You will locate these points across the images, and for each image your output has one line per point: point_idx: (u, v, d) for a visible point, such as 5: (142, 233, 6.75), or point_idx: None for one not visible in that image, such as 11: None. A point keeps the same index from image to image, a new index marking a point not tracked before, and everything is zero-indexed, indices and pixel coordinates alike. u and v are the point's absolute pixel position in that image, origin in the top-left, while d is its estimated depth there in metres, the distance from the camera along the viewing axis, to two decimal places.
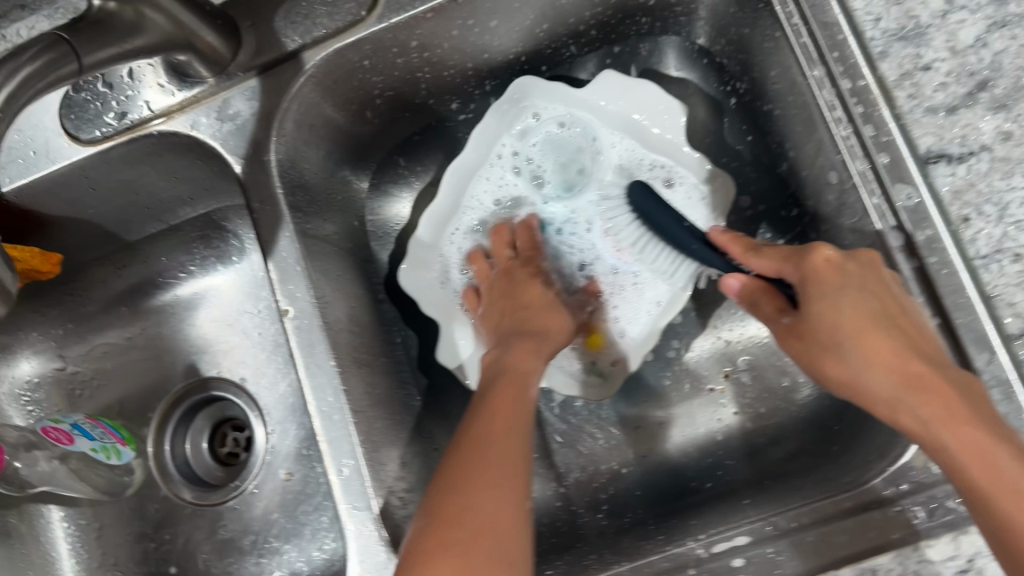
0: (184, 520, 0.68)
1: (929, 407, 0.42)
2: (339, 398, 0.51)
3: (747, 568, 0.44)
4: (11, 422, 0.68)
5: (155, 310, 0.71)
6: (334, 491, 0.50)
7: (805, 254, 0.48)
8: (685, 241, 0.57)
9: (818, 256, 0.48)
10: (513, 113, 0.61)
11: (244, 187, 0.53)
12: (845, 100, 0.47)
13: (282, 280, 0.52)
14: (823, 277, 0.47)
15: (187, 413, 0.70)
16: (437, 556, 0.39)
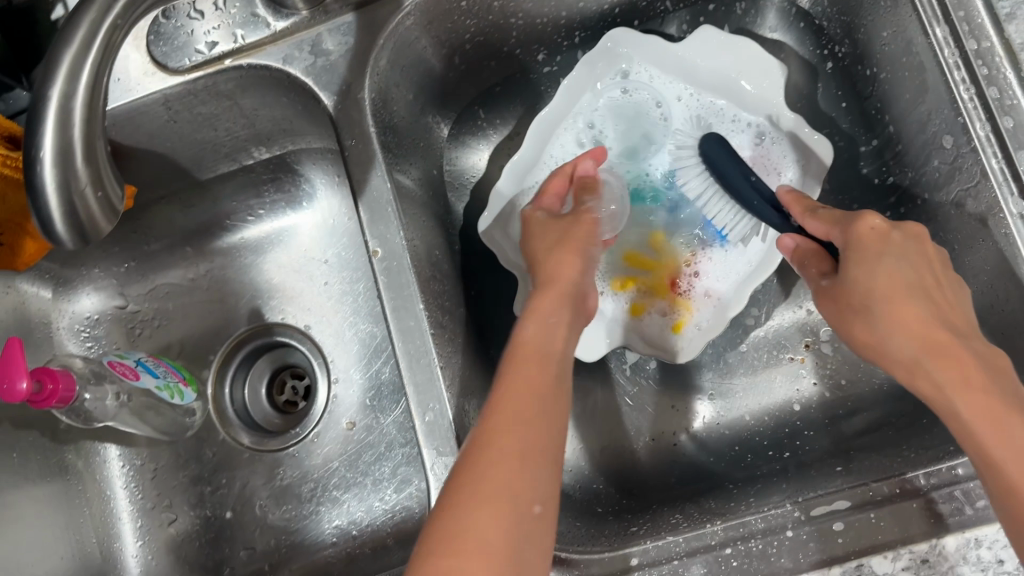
0: (242, 465, 0.67)
1: (945, 370, 0.44)
2: (426, 342, 0.50)
3: (849, 533, 0.43)
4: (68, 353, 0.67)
5: (220, 251, 0.70)
6: (419, 436, 0.48)
7: (850, 220, 0.49)
8: (748, 197, 0.57)
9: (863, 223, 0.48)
10: (604, 65, 0.60)
11: (337, 124, 0.52)
12: (968, 61, 0.46)
13: (372, 219, 0.51)
14: (868, 243, 0.48)
15: (248, 358, 0.69)
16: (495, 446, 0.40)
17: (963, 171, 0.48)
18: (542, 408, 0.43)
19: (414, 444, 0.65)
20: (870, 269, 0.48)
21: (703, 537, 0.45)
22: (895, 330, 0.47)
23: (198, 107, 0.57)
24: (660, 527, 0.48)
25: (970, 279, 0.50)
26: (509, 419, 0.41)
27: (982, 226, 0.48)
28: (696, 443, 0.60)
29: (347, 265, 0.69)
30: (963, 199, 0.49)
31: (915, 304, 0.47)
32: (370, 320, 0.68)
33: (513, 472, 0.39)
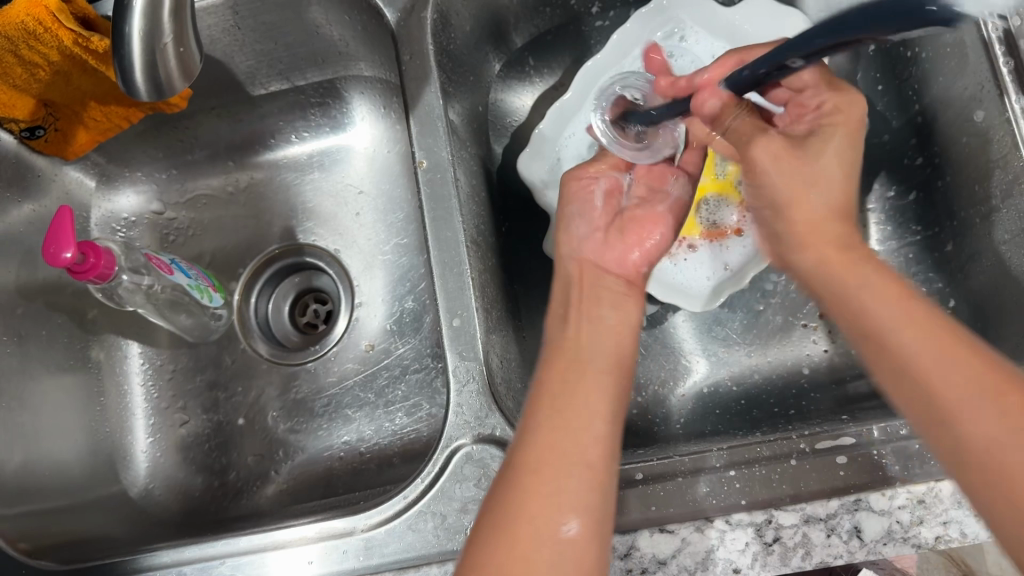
0: (259, 375, 0.68)
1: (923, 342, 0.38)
2: (460, 253, 0.52)
3: (850, 467, 0.45)
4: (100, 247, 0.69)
5: (260, 167, 0.72)
6: (445, 341, 0.50)
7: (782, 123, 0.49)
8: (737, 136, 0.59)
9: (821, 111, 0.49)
10: (657, 20, 0.62)
11: (397, 39, 0.54)
12: (1010, 36, 0.48)
13: (421, 131, 0.53)
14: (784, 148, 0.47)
15: (275, 274, 0.71)
16: (542, 437, 0.41)
17: (993, 143, 0.50)
18: (576, 408, 0.42)
19: (428, 371, 0.66)
20: (799, 152, 0.46)
21: (708, 460, 0.47)
22: (813, 239, 0.45)
23: (262, 15, 0.59)
24: (665, 451, 0.50)
25: (989, 251, 0.52)
26: (542, 432, 0.41)
27: (1007, 196, 0.49)
28: (702, 395, 0.61)
29: (383, 195, 0.70)
30: (990, 171, 0.51)
31: (824, 220, 0.45)
32: (398, 249, 0.69)
33: (548, 481, 0.39)
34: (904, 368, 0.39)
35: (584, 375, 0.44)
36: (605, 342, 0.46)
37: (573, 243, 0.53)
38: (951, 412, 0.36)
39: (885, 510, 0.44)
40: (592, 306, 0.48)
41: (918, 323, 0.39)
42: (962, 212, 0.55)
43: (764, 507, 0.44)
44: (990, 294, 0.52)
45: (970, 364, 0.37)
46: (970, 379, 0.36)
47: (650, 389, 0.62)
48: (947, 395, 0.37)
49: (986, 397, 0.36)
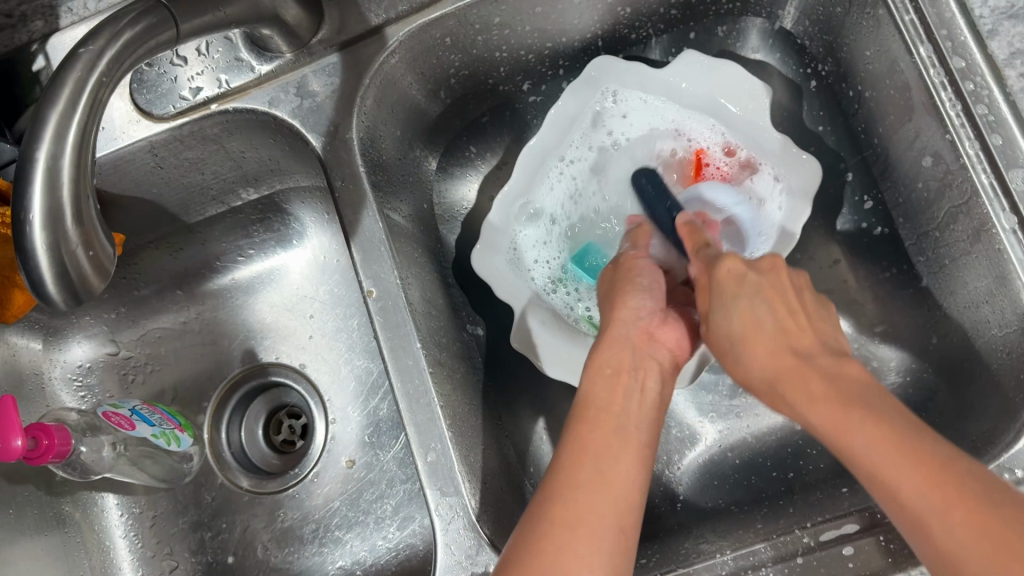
0: (241, 508, 0.66)
1: (857, 425, 0.39)
2: (425, 380, 0.50)
3: (859, 557, 0.43)
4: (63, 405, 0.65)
5: (211, 293, 0.70)
6: (422, 478, 0.48)
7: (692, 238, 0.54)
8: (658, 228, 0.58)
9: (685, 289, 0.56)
10: (592, 92, 0.60)
11: (325, 165, 0.52)
12: (954, 79, 0.46)
13: (366, 259, 0.51)
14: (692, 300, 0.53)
15: (242, 400, 0.68)
16: (542, 556, 0.38)
17: (955, 187, 0.48)
18: (617, 480, 0.42)
19: (415, 480, 0.64)
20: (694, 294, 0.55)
21: (713, 569, 0.44)
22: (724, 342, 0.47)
23: (184, 152, 0.57)
24: (667, 559, 0.48)
25: (966, 292, 0.50)
26: (571, 499, 0.41)
27: (975, 241, 0.48)
28: (700, 467, 0.59)
29: (340, 301, 0.68)
30: (955, 215, 0.49)
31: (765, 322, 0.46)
32: (365, 355, 0.67)
33: None
34: (873, 480, 0.38)
35: (604, 475, 0.42)
36: (643, 432, 0.45)
37: (636, 310, 0.50)
38: (901, 498, 0.37)
39: None
40: (645, 374, 0.48)
41: (863, 428, 0.39)
42: (931, 251, 0.53)
43: None
44: (974, 337, 0.50)
45: (933, 475, 0.36)
46: (930, 478, 0.36)
47: None
48: (891, 485, 0.37)
49: (939, 509, 0.35)
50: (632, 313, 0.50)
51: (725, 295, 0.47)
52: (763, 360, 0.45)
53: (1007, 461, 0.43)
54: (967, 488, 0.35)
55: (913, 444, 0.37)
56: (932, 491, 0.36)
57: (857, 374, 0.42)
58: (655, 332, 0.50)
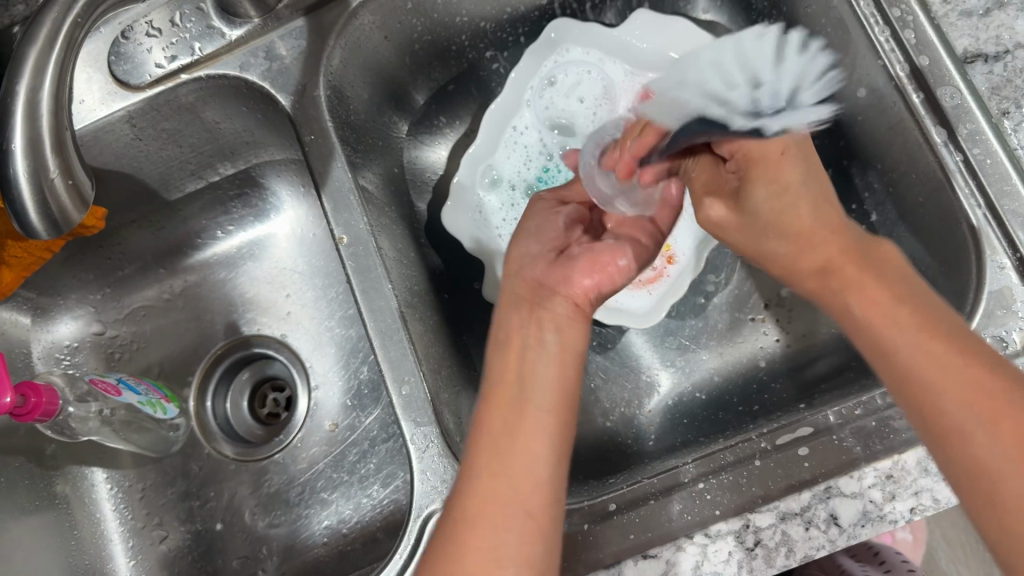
0: (228, 476, 0.67)
1: (894, 315, 0.39)
2: (397, 319, 0.52)
3: (814, 457, 0.45)
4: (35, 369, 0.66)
5: (192, 269, 0.72)
6: (397, 410, 0.50)
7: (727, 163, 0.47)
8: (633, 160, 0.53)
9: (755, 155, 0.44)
10: (549, 54, 0.63)
11: (296, 122, 0.55)
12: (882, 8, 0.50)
13: (336, 208, 0.53)
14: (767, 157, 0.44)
15: (226, 373, 0.70)
16: (465, 541, 0.39)
17: (889, 111, 0.51)
18: (517, 460, 0.41)
19: (396, 439, 0.66)
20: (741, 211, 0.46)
21: (675, 476, 0.47)
22: (795, 269, 0.45)
23: (161, 123, 0.59)
24: (635, 475, 0.50)
25: (910, 215, 0.53)
26: (476, 493, 0.41)
27: (912, 161, 0.50)
28: (668, 407, 0.62)
29: (319, 271, 0.71)
30: (892, 139, 0.52)
31: (820, 245, 0.44)
32: (345, 322, 0.70)
33: None
34: (894, 373, 0.39)
35: (507, 451, 0.41)
36: (548, 404, 0.43)
37: (520, 258, 0.52)
38: (920, 387, 0.38)
39: (857, 492, 0.44)
40: (535, 329, 0.47)
41: (897, 313, 0.39)
42: (876, 182, 0.56)
43: (739, 513, 0.44)
44: (921, 257, 0.52)
45: (963, 358, 0.37)
46: (945, 365, 0.37)
47: (618, 412, 0.62)
48: (938, 399, 0.37)
49: (969, 404, 0.36)
50: (520, 260, 0.52)
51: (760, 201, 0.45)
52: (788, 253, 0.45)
53: None
54: (1005, 396, 0.36)
55: (956, 345, 0.38)
56: (978, 394, 0.36)
57: (858, 274, 0.42)
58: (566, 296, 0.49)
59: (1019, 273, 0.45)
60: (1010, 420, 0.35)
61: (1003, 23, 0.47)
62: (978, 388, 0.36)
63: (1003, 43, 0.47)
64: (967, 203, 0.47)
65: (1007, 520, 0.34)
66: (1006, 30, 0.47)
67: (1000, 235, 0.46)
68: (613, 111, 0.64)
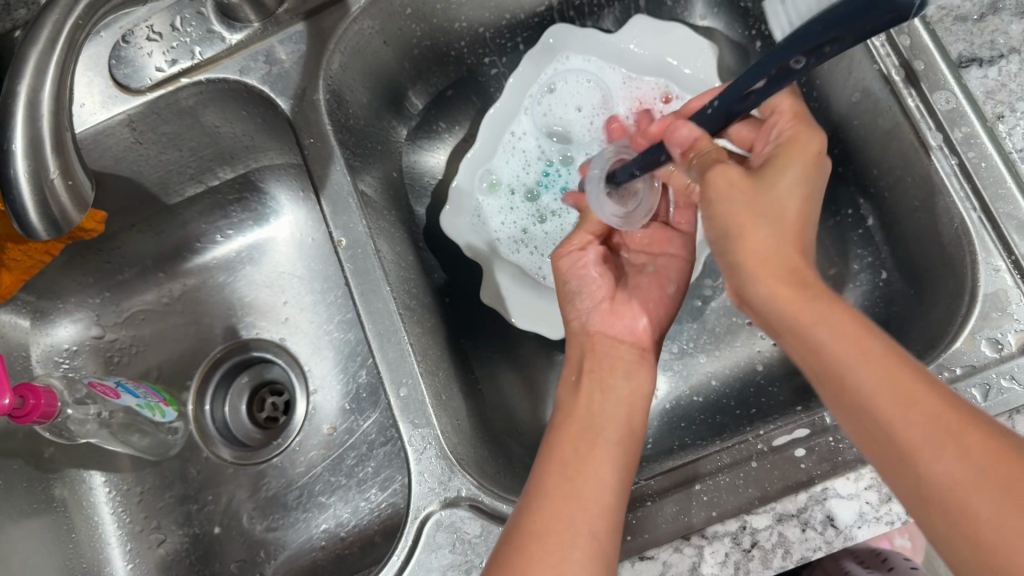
0: (226, 479, 0.67)
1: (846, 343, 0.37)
2: (395, 321, 0.52)
3: (810, 458, 0.46)
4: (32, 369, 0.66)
5: (192, 272, 0.72)
6: (395, 412, 0.50)
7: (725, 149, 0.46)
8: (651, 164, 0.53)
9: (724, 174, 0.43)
10: (548, 60, 0.64)
11: (295, 125, 0.55)
12: None
13: (335, 211, 0.54)
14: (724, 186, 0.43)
15: (224, 377, 0.70)
16: (532, 546, 0.40)
17: (885, 116, 0.51)
18: (585, 484, 0.43)
19: (394, 442, 0.66)
20: (756, 185, 0.42)
21: (672, 479, 0.47)
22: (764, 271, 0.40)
23: (162, 127, 0.59)
24: (632, 478, 0.50)
25: (905, 219, 0.53)
26: (544, 507, 0.42)
27: (908, 164, 0.51)
28: (665, 411, 0.62)
29: (318, 276, 0.71)
30: (888, 143, 0.52)
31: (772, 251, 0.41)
32: (344, 326, 0.70)
33: None
34: (852, 398, 0.36)
35: (572, 475, 0.44)
36: (620, 424, 0.48)
37: (579, 314, 0.55)
38: (883, 415, 0.35)
39: (853, 493, 0.44)
40: (608, 373, 0.51)
41: (856, 336, 0.36)
42: (872, 187, 0.56)
43: (736, 515, 0.44)
44: (916, 261, 0.53)
45: (930, 392, 0.34)
46: (908, 392, 0.34)
47: None
48: (898, 424, 0.34)
49: (942, 437, 0.33)
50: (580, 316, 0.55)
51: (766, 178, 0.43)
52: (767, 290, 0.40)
53: (946, 360, 0.45)
54: (979, 436, 0.33)
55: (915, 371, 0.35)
56: (951, 432, 0.33)
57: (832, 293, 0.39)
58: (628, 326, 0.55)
59: (1014, 275, 0.46)
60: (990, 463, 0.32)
61: (997, 28, 0.48)
62: (946, 429, 0.33)
63: (998, 48, 0.48)
64: (962, 206, 0.47)
65: (994, 559, 0.30)
66: (1000, 34, 0.48)
67: (995, 237, 0.46)
68: (612, 119, 0.65)
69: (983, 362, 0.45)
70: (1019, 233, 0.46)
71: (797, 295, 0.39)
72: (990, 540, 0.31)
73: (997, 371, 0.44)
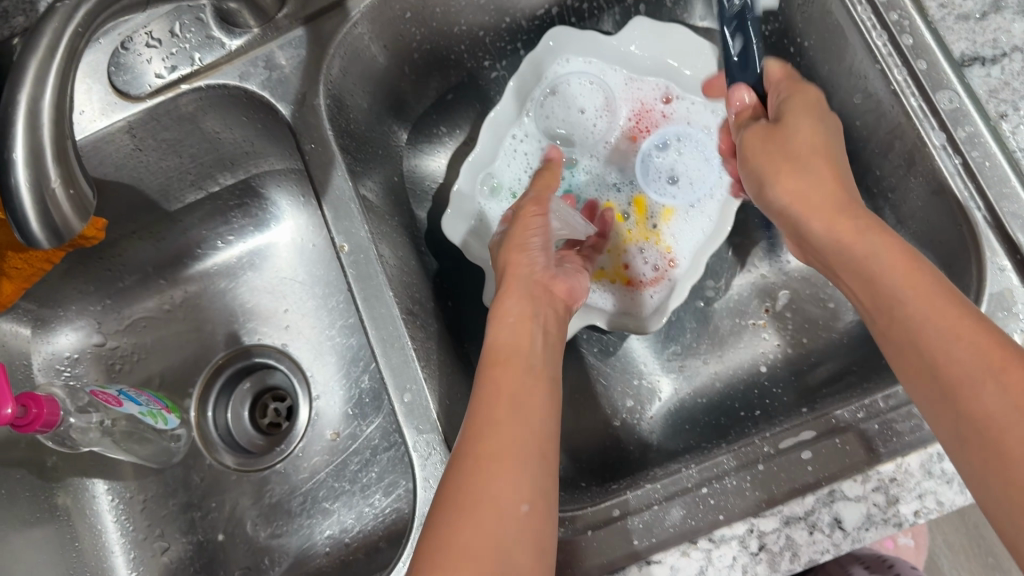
0: (230, 486, 0.67)
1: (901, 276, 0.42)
2: (399, 327, 0.52)
3: (816, 460, 0.45)
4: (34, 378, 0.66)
5: (193, 279, 0.72)
6: (399, 419, 0.50)
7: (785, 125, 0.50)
8: None
9: (784, 121, 0.50)
10: (547, 64, 0.63)
11: (296, 131, 0.55)
12: (879, 13, 0.50)
13: (337, 217, 0.53)
14: (773, 137, 0.51)
15: (226, 383, 0.70)
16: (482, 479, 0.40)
17: (888, 116, 0.51)
18: (525, 421, 0.44)
19: (398, 447, 0.66)
20: (778, 130, 0.50)
21: (679, 481, 0.47)
22: (807, 212, 0.48)
23: (161, 133, 0.59)
24: (638, 480, 0.50)
25: (909, 219, 0.53)
26: (488, 439, 0.42)
27: (911, 164, 0.51)
28: (670, 413, 0.62)
29: (319, 280, 0.71)
30: (891, 143, 0.52)
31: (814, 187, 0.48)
32: (346, 331, 0.70)
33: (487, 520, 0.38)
34: (912, 330, 0.40)
35: (516, 410, 0.44)
36: (532, 373, 0.48)
37: (529, 263, 0.56)
38: (925, 343, 0.39)
39: (860, 496, 0.44)
40: (545, 320, 0.54)
41: (916, 276, 0.41)
42: (875, 187, 0.56)
43: (744, 518, 0.44)
44: (919, 261, 0.53)
45: (975, 322, 0.39)
46: (957, 321, 0.39)
47: (620, 418, 0.62)
48: (945, 349, 0.38)
49: (975, 357, 0.37)
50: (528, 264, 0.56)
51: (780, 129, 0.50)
52: (820, 224, 0.47)
53: None
54: (1011, 355, 0.37)
55: (963, 307, 0.39)
56: (980, 351, 0.37)
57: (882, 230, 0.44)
58: (551, 284, 0.56)
59: (1019, 274, 0.45)
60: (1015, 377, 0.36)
61: (1000, 27, 0.47)
62: (981, 348, 0.37)
63: (1001, 46, 0.47)
64: (967, 206, 0.47)
65: (1008, 459, 0.35)
66: (1004, 33, 0.47)
67: (1000, 237, 0.46)
68: (614, 121, 0.65)
69: None
70: None
71: (863, 246, 0.44)
72: (1004, 441, 0.35)
73: None
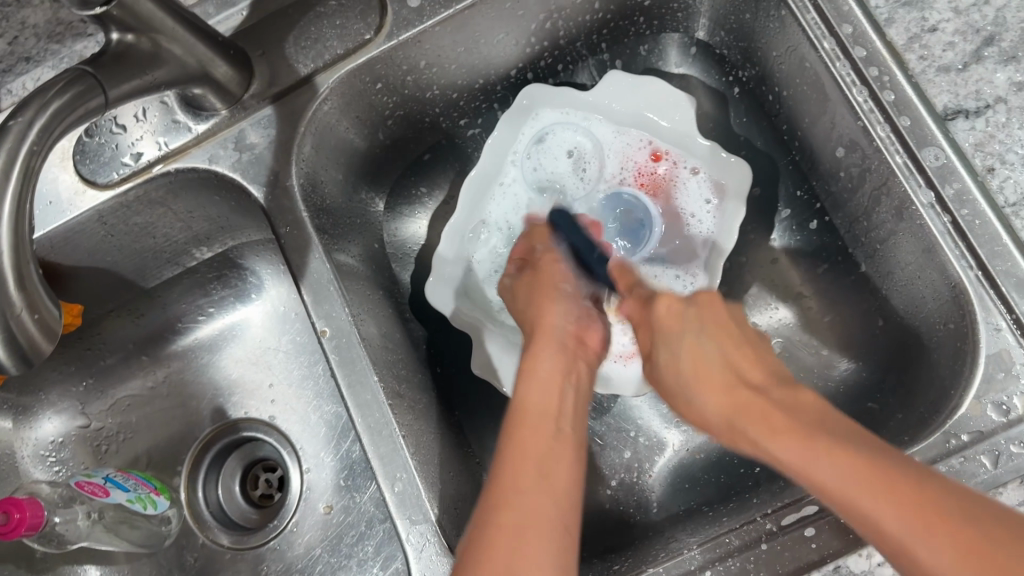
0: (224, 567, 0.65)
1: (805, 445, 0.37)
2: (385, 413, 0.50)
3: (821, 537, 0.44)
4: (32, 477, 0.64)
5: (176, 355, 0.70)
6: (391, 509, 0.49)
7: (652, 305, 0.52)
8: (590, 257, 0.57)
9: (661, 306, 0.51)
10: (524, 122, 0.62)
11: (270, 214, 0.53)
12: (858, 68, 0.49)
13: (316, 301, 0.52)
14: (666, 322, 0.50)
15: (215, 459, 0.68)
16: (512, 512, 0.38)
17: (873, 171, 0.50)
18: (558, 443, 0.42)
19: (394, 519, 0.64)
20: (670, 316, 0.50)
21: (682, 564, 0.46)
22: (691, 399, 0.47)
23: (132, 218, 0.58)
24: (640, 563, 0.49)
25: (900, 271, 0.52)
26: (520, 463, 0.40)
27: (899, 219, 0.50)
28: (669, 471, 0.61)
29: (303, 349, 0.70)
30: (877, 197, 0.51)
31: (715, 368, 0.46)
32: (333, 401, 0.69)
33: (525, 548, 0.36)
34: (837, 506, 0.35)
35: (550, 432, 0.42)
36: (554, 388, 0.46)
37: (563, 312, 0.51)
38: (853, 510, 0.34)
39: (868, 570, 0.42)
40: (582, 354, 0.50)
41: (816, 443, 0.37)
42: (864, 237, 0.55)
43: None
44: (912, 314, 0.52)
45: (902, 476, 0.34)
46: (870, 484, 0.34)
47: (617, 480, 0.61)
48: (872, 515, 0.34)
49: (905, 519, 0.32)
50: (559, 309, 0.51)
51: (670, 333, 0.50)
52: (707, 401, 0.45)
53: (953, 428, 0.44)
54: (955, 511, 0.32)
55: (887, 466, 0.34)
56: (913, 511, 0.32)
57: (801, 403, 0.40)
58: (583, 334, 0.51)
59: (1016, 334, 0.45)
60: (956, 529, 0.31)
61: (981, 77, 0.46)
62: (915, 510, 0.32)
63: (984, 97, 0.46)
64: (958, 265, 0.46)
65: None
66: (986, 83, 0.46)
67: (994, 297, 0.45)
68: (602, 171, 0.64)
69: (990, 428, 0.43)
70: (1019, 292, 0.45)
71: (761, 425, 0.40)
72: None
73: (1006, 437, 0.43)
